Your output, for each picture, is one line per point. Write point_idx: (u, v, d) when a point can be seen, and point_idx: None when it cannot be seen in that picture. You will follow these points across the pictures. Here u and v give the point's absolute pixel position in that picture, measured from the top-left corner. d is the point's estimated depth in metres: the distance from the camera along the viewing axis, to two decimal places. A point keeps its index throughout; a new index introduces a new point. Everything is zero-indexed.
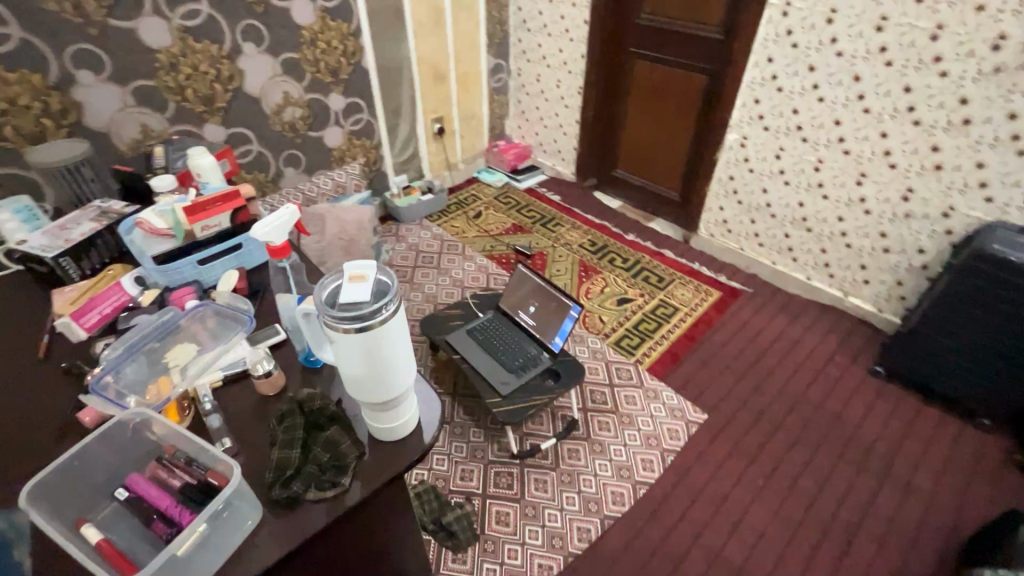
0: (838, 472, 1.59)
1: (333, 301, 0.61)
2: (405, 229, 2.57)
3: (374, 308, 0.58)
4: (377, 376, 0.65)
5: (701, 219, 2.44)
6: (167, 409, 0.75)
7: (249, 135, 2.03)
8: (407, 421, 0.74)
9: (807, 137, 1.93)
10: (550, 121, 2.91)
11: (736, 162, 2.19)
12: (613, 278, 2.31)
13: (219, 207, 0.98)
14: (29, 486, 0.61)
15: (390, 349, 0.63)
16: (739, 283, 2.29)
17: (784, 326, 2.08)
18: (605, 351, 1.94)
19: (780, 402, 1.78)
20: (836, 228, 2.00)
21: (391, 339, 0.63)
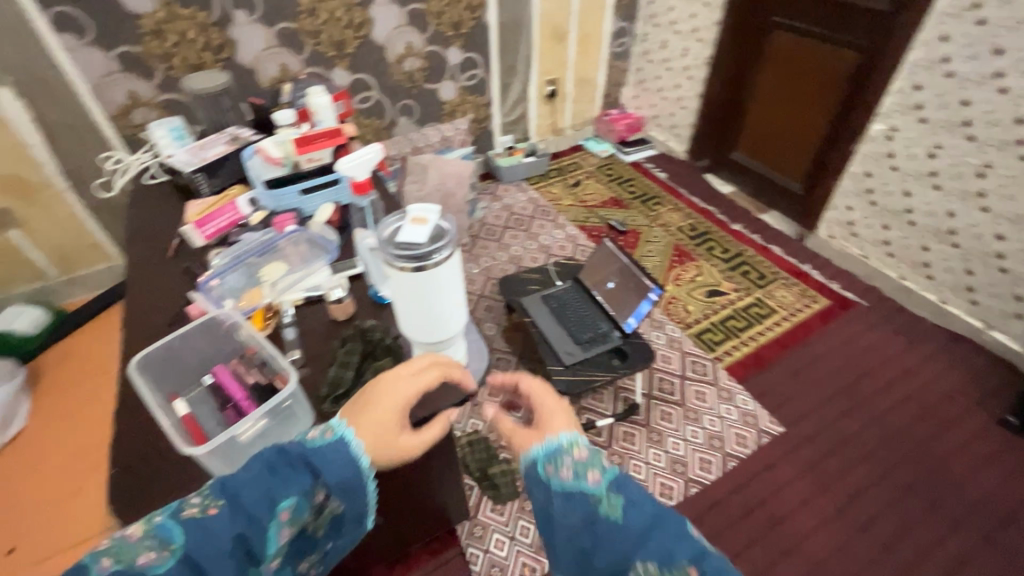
0: (929, 521, 1.40)
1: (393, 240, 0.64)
2: (503, 190, 2.60)
3: (429, 250, 0.62)
4: (430, 319, 0.68)
5: (822, 217, 2.19)
6: (254, 315, 0.86)
7: (370, 83, 2.15)
8: (451, 369, 0.80)
9: (975, 135, 1.63)
10: (669, 93, 2.73)
11: (877, 157, 1.92)
12: (708, 266, 2.17)
13: (323, 143, 1.05)
14: (139, 355, 0.73)
15: (443, 294, 0.66)
16: (854, 294, 2.04)
17: (899, 350, 1.83)
18: (683, 341, 1.85)
19: (875, 432, 1.59)
20: (991, 248, 1.69)
21: (444, 285, 0.65)
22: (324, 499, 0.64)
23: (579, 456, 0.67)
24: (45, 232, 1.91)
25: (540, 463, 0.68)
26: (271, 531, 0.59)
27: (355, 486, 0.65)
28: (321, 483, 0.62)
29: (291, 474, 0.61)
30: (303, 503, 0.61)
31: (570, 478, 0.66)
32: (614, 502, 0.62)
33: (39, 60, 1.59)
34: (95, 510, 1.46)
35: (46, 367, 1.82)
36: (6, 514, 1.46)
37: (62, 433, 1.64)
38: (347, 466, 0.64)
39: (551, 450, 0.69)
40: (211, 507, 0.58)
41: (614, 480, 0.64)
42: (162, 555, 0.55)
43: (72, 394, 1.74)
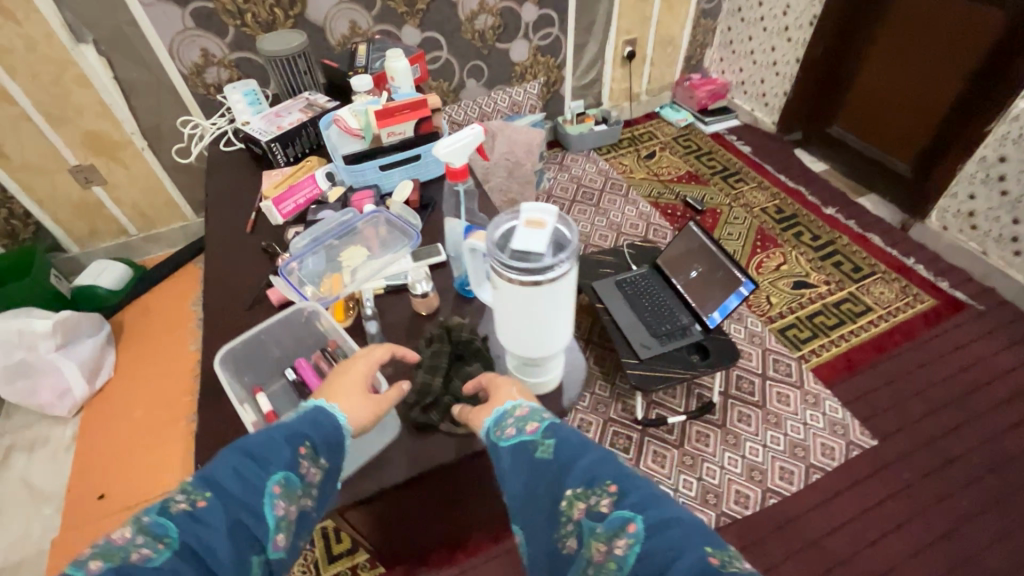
0: None
1: (505, 243, 0.56)
2: (571, 160, 2.46)
3: (548, 262, 0.53)
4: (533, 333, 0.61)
5: (935, 205, 1.94)
6: (334, 306, 0.82)
7: (440, 42, 2.03)
8: (547, 383, 0.73)
9: None
10: (762, 56, 2.46)
11: (1016, 139, 1.66)
12: (795, 255, 1.98)
13: (406, 115, 0.97)
14: (223, 348, 0.73)
15: (551, 307, 0.58)
16: (966, 295, 1.81)
17: (1018, 363, 1.62)
18: (765, 337, 1.71)
19: (984, 456, 1.42)
20: None
21: (557, 299, 0.57)
22: (314, 468, 0.61)
23: (522, 413, 0.63)
24: (125, 189, 1.96)
25: (488, 427, 0.65)
26: (269, 509, 0.54)
27: (338, 445, 0.64)
28: (306, 444, 0.60)
29: (271, 445, 0.57)
30: (294, 470, 0.58)
31: (513, 435, 0.61)
32: (550, 447, 0.57)
33: (117, 15, 1.57)
34: (172, 465, 1.53)
35: (128, 321, 1.90)
36: (96, 460, 1.55)
37: (142, 386, 1.72)
38: (325, 423, 0.63)
39: (497, 417, 0.64)
40: (199, 499, 0.51)
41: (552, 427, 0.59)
42: (157, 549, 0.47)
43: (150, 349, 1.81)
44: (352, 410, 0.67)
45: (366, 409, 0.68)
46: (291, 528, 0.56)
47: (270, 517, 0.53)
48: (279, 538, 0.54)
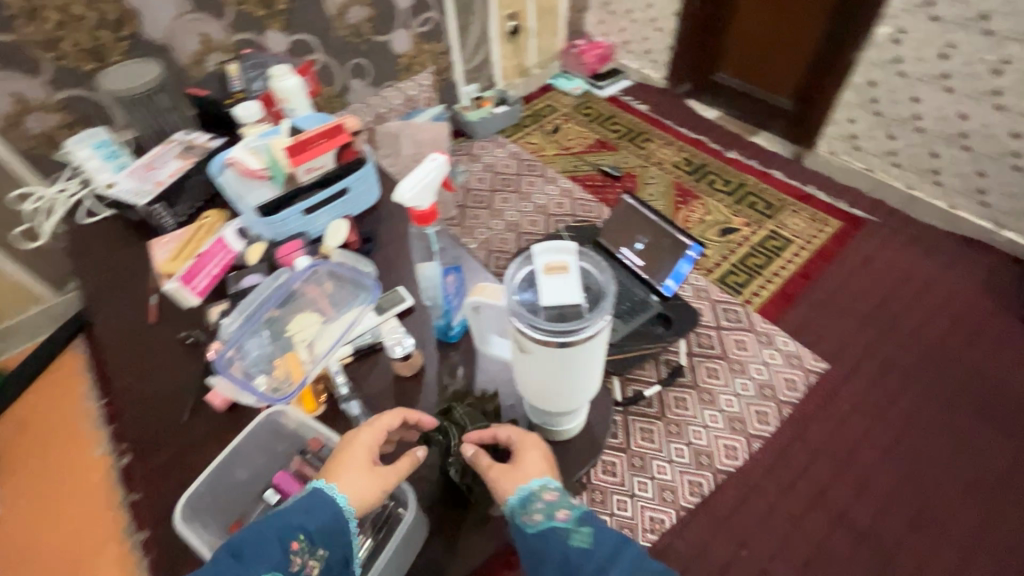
0: (980, 432, 1.43)
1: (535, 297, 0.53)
2: (479, 148, 2.36)
3: (579, 324, 0.50)
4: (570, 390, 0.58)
5: (822, 134, 2.10)
6: (302, 395, 0.70)
7: (313, 44, 1.81)
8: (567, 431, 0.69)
9: (993, 30, 1.57)
10: (640, 14, 2.50)
11: (881, 63, 1.83)
12: (714, 203, 2.07)
13: (322, 145, 0.84)
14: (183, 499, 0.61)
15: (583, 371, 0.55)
16: (863, 210, 2.00)
17: (918, 262, 1.82)
18: (710, 289, 1.76)
19: (914, 351, 1.59)
20: (1005, 147, 1.69)
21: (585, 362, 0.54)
22: (309, 562, 0.56)
23: (549, 494, 0.61)
24: None
25: (510, 512, 0.60)
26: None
27: (338, 532, 0.58)
28: (297, 539, 0.56)
29: (253, 545, 0.54)
30: (280, 572, 0.54)
31: (545, 521, 0.59)
32: (594, 535, 0.58)
33: None
34: None
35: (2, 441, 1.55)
36: None
37: (47, 516, 1.41)
38: (323, 509, 0.58)
39: (520, 499, 0.60)
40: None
41: (585, 513, 0.60)
42: None
43: (45, 468, 1.49)
44: (354, 488, 0.60)
45: (369, 486, 0.60)
46: None
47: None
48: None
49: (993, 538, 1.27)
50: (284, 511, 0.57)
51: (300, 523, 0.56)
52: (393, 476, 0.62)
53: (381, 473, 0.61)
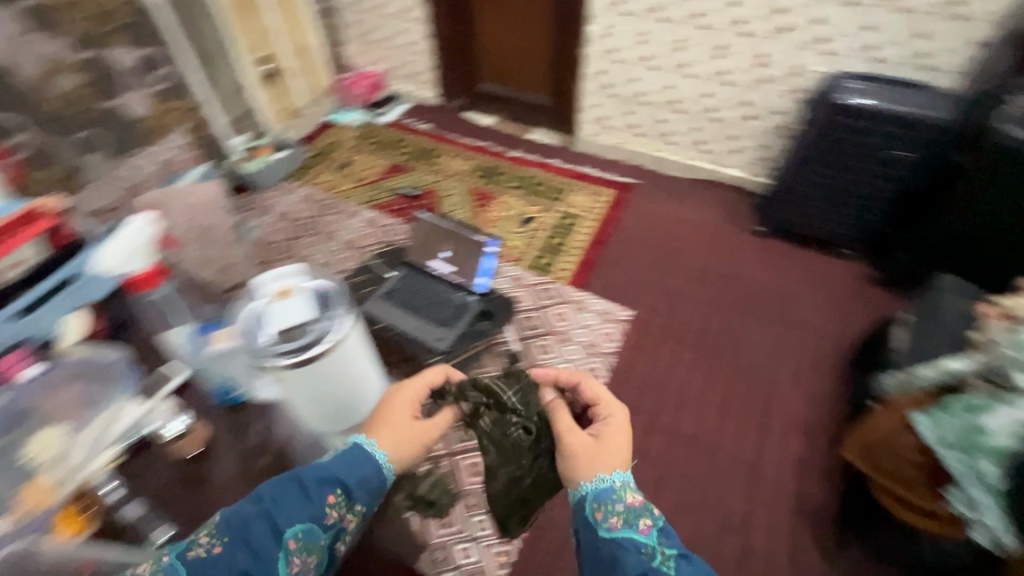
0: (751, 327, 1.78)
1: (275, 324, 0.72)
2: (269, 199, 2.23)
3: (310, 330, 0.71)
4: (338, 419, 0.77)
5: (580, 120, 2.41)
6: (60, 518, 0.64)
7: (16, 125, 1.54)
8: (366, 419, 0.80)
9: (665, 18, 1.95)
10: (396, 40, 2.59)
11: (601, 55, 2.16)
12: (510, 199, 2.25)
13: (22, 236, 0.91)
14: None
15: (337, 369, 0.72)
16: (627, 176, 2.35)
17: (676, 208, 2.20)
18: (525, 276, 1.92)
19: (691, 279, 1.91)
20: (703, 104, 2.11)
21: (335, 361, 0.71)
22: (344, 514, 0.66)
23: (631, 502, 0.74)
24: None
25: (592, 507, 0.74)
26: (281, 566, 0.61)
27: (375, 489, 0.69)
28: (336, 493, 0.66)
29: (294, 497, 0.64)
30: (316, 522, 0.64)
31: (625, 525, 0.72)
32: (666, 551, 0.70)
33: None
34: None
35: None
36: None
37: None
38: (364, 469, 0.68)
39: (601, 492, 0.74)
40: (217, 543, 0.61)
41: (659, 527, 0.73)
42: None
43: None
44: (399, 441, 0.73)
45: (405, 436, 0.73)
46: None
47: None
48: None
49: (780, 406, 1.59)
50: (332, 464, 0.68)
51: (340, 477, 0.67)
52: (434, 429, 0.77)
53: (427, 428, 0.76)
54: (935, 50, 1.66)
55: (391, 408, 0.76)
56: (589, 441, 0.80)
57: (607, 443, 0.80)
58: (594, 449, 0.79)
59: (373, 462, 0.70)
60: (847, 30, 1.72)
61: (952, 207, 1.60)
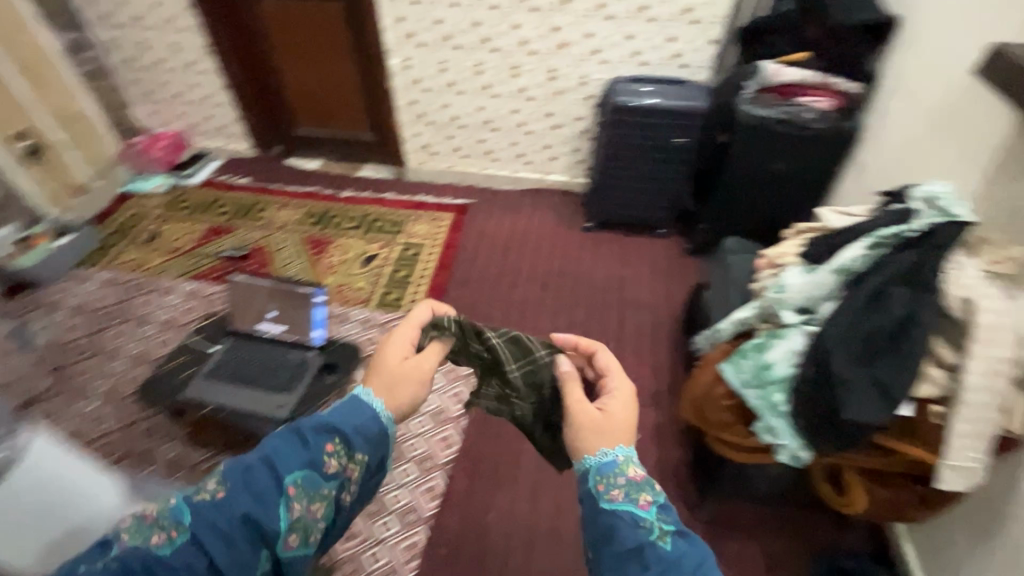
0: (595, 317, 1.91)
1: None
2: (57, 293, 1.91)
3: None
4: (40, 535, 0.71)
5: (404, 151, 2.42)
6: None
7: None
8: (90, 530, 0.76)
9: (458, 45, 2.04)
10: (190, 95, 2.41)
11: (408, 85, 2.20)
12: (348, 241, 2.18)
13: None
14: None
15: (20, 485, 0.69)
16: (462, 198, 2.41)
17: (512, 220, 2.30)
18: (374, 316, 1.89)
19: (535, 285, 2.01)
20: (514, 120, 2.23)
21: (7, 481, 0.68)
22: (342, 464, 0.73)
23: (633, 475, 0.71)
24: None
25: (594, 478, 0.72)
26: (283, 510, 0.66)
27: (376, 439, 0.77)
28: (335, 443, 0.73)
29: (294, 447, 0.71)
30: (316, 470, 0.70)
31: (626, 498, 0.68)
32: (665, 527, 0.66)
33: None
34: None
35: None
36: None
37: None
38: (363, 420, 0.76)
39: (604, 466, 0.72)
40: (219, 488, 0.65)
41: (660, 503, 0.69)
42: (172, 535, 0.62)
43: None
44: (393, 385, 0.81)
45: (394, 377, 0.82)
46: (309, 525, 0.69)
47: (282, 519, 0.66)
48: (292, 536, 0.66)
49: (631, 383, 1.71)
50: (331, 416, 0.76)
51: (339, 427, 0.74)
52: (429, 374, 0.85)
53: (417, 369, 0.84)
54: (683, 51, 1.93)
55: (391, 344, 0.87)
56: (592, 413, 0.79)
57: (615, 419, 0.78)
58: (603, 423, 0.77)
59: (372, 415, 0.78)
60: (613, 41, 1.93)
61: (725, 179, 1.87)
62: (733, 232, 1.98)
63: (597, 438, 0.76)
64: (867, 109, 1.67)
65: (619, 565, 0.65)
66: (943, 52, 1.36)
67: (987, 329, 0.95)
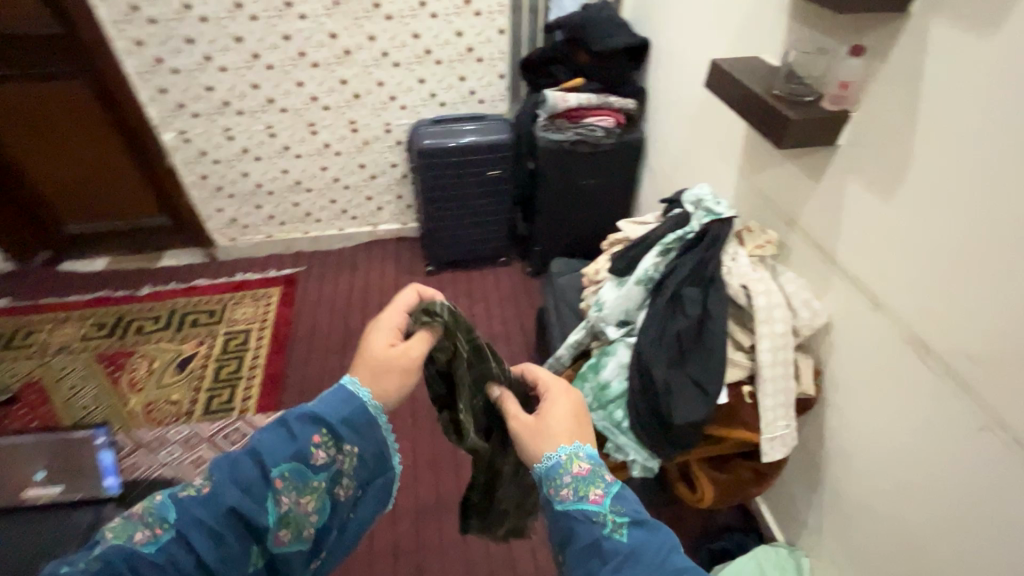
0: None
1: None
2: None
3: None
4: None
5: (208, 229, 2.16)
6: None
7: None
8: None
9: (241, 110, 1.87)
10: None
11: (194, 159, 1.97)
12: (155, 346, 1.87)
13: None
14: None
15: None
16: (289, 267, 2.22)
17: (348, 281, 2.18)
18: (199, 428, 1.63)
19: None
20: (326, 178, 2.11)
21: None
22: (332, 456, 0.70)
23: (580, 473, 0.70)
24: None
25: (546, 486, 0.72)
26: (271, 504, 0.65)
27: (366, 428, 0.73)
28: (321, 435, 0.69)
29: (282, 438, 0.68)
30: (305, 463, 0.68)
31: (575, 497, 0.68)
32: (618, 519, 0.65)
33: None
34: None
35: None
36: None
37: None
38: (348, 410, 0.72)
39: (551, 469, 0.72)
40: (206, 483, 0.64)
41: (612, 493, 0.68)
42: (158, 531, 0.60)
43: None
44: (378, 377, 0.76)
45: (379, 371, 0.76)
46: (298, 519, 0.67)
47: (270, 513, 0.65)
48: (282, 531, 0.66)
49: None
50: (319, 404, 0.72)
51: (325, 417, 0.71)
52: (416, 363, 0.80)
53: (405, 357, 0.78)
54: (475, 89, 1.97)
55: (376, 331, 0.81)
56: (531, 422, 0.81)
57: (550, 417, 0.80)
58: (534, 429, 0.79)
59: (359, 403, 0.73)
60: (406, 86, 1.91)
61: (541, 203, 1.93)
62: (562, 250, 2.05)
63: (541, 441, 0.77)
64: (645, 120, 1.85)
65: (581, 563, 0.65)
66: (687, 67, 1.54)
67: (765, 310, 1.06)
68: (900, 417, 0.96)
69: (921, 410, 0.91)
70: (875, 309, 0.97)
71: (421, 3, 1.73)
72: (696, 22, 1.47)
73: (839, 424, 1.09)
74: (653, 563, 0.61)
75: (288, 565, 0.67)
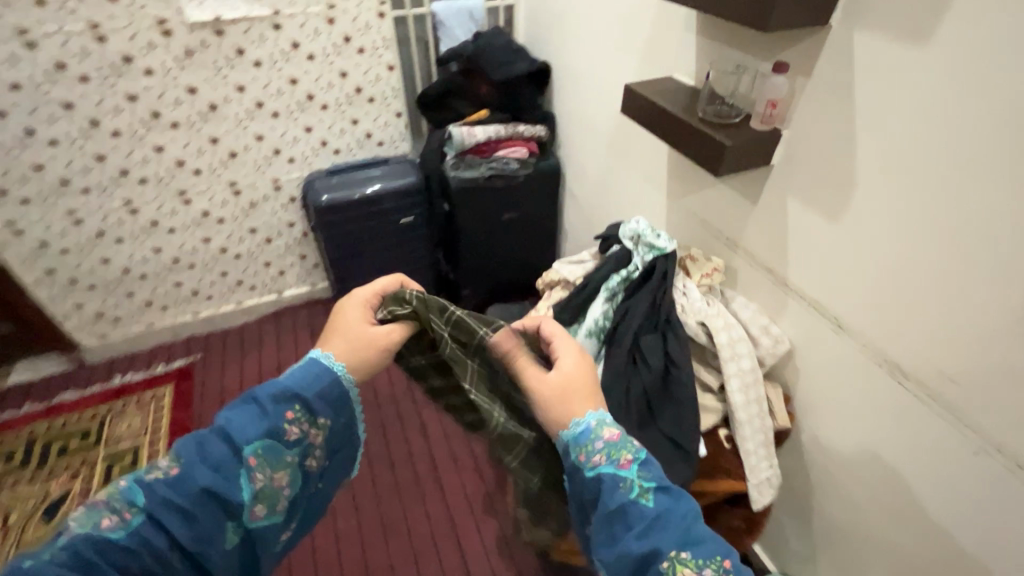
0: (393, 440, 1.62)
1: None
2: None
3: None
4: None
5: (68, 331, 1.79)
6: None
7: None
8: None
9: (87, 187, 1.55)
10: None
11: (33, 252, 1.61)
12: (10, 493, 1.49)
13: None
14: None
15: None
16: (181, 358, 1.90)
17: (257, 362, 1.90)
18: None
19: None
20: (211, 249, 1.82)
21: None
22: (307, 430, 0.66)
23: (611, 439, 0.63)
24: None
25: (573, 450, 0.64)
26: (245, 481, 0.60)
27: (341, 401, 0.69)
28: (296, 410, 0.65)
29: (253, 416, 0.63)
30: (277, 438, 0.63)
31: (607, 462, 0.61)
32: (646, 485, 0.59)
33: None
34: None
35: None
36: None
37: None
38: (322, 383, 0.68)
39: (579, 436, 0.64)
40: (173, 464, 0.58)
41: (642, 460, 0.61)
42: (126, 517, 0.54)
43: None
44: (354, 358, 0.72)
45: (353, 348, 0.72)
46: (271, 497, 0.62)
47: (245, 490, 0.60)
48: (257, 506, 0.61)
49: (458, 501, 1.48)
50: (290, 378, 0.67)
51: (298, 393, 0.66)
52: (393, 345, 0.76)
53: (384, 340, 0.75)
54: (371, 131, 1.78)
55: (349, 308, 0.77)
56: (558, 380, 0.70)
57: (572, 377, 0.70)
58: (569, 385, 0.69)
59: (332, 377, 0.69)
60: (290, 137, 1.69)
61: (464, 245, 1.78)
62: (493, 290, 1.92)
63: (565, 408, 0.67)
64: (558, 144, 1.76)
65: (605, 528, 0.59)
66: (595, 89, 1.47)
67: (729, 347, 0.98)
68: (880, 441, 0.90)
69: (902, 433, 0.86)
70: (838, 332, 0.92)
71: (293, 44, 1.53)
72: (598, 41, 1.40)
73: (820, 451, 1.03)
74: (681, 536, 0.55)
75: (261, 546, 0.62)
